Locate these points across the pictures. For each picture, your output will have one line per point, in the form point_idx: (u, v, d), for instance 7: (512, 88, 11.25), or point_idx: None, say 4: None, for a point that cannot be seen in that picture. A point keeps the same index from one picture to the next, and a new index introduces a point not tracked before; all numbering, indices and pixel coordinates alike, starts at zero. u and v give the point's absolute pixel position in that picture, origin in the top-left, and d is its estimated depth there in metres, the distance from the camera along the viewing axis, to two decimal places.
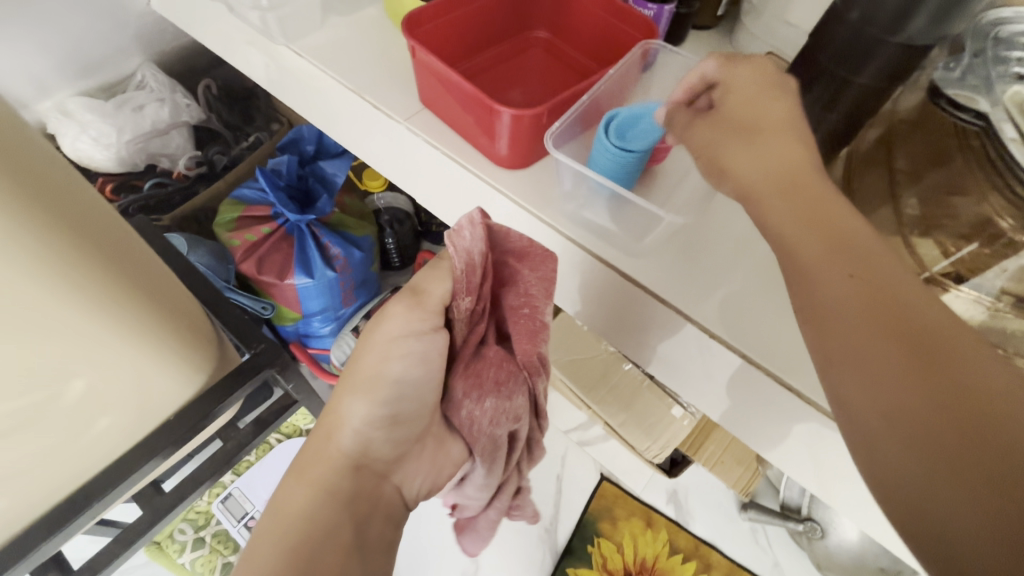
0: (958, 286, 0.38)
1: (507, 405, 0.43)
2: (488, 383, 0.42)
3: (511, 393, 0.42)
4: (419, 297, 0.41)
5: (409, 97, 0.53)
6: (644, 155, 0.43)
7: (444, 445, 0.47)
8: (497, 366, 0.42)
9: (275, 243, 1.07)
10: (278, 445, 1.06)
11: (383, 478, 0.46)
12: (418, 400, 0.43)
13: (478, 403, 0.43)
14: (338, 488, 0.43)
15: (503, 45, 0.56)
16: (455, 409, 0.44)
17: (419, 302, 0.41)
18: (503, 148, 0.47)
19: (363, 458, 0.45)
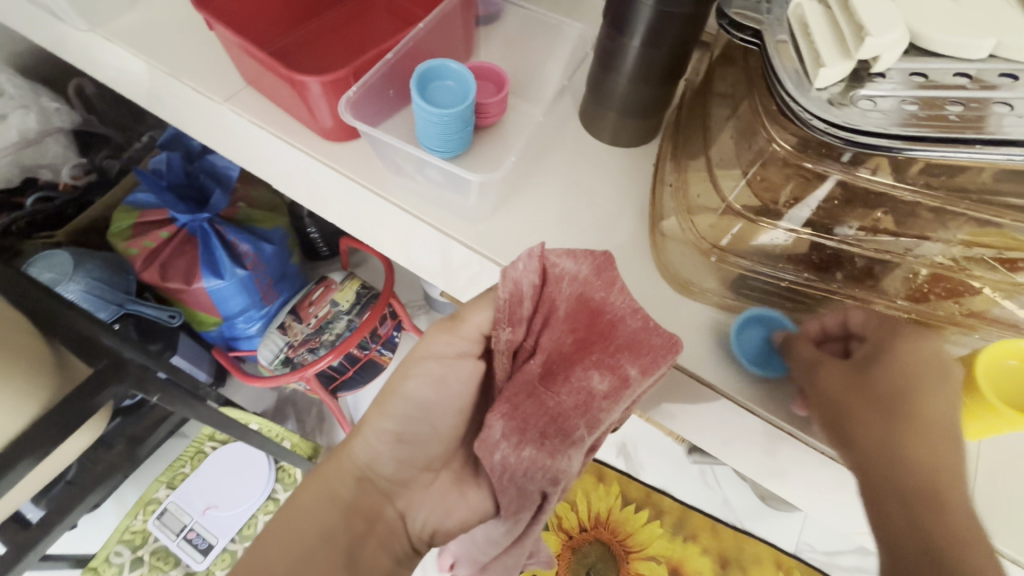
0: (764, 218, 0.37)
1: (544, 464, 0.36)
2: (534, 430, 0.37)
3: (554, 451, 0.36)
4: (456, 321, 0.40)
5: (231, 76, 0.48)
6: (467, 112, 0.40)
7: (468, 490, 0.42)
8: (551, 416, 0.37)
9: (177, 246, 1.01)
10: (213, 452, 1.04)
11: (387, 500, 0.40)
12: (431, 422, 0.40)
13: (515, 450, 0.36)
14: (342, 492, 0.39)
15: (335, 8, 0.52)
16: (485, 449, 0.37)
17: (454, 326, 0.40)
18: (326, 120, 0.43)
19: (369, 468, 0.40)
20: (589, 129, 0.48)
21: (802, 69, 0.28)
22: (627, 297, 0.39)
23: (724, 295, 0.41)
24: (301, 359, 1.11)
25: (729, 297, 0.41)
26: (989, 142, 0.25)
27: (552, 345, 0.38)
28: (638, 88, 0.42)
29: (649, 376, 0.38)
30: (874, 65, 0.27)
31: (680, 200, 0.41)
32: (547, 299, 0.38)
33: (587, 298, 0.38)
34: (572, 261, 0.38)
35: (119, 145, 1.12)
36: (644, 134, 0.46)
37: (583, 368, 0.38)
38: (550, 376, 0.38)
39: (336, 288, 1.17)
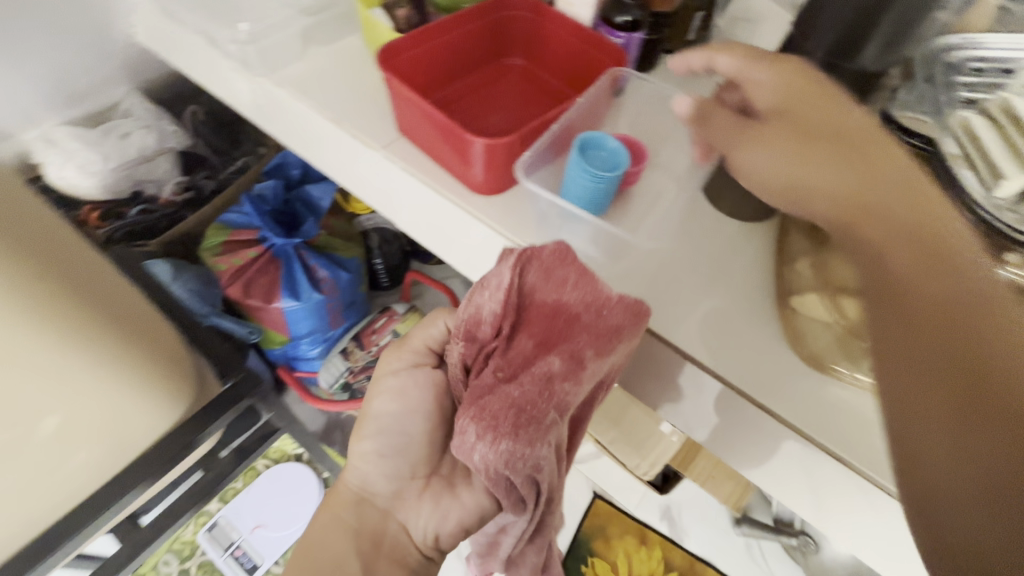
0: None
1: (525, 454, 0.39)
2: (505, 424, 0.38)
3: (531, 440, 0.39)
4: (407, 340, 0.55)
5: (386, 125, 0.54)
6: (618, 179, 0.43)
7: (455, 491, 0.54)
8: (517, 407, 0.39)
9: (261, 266, 1.06)
10: (265, 471, 1.04)
11: (387, 517, 0.55)
12: (405, 432, 0.53)
13: (491, 445, 0.38)
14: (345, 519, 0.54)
15: (480, 72, 0.59)
16: (463, 451, 0.40)
17: (415, 345, 0.54)
18: (477, 173, 0.47)
19: (365, 493, 0.55)
20: (710, 197, 0.51)
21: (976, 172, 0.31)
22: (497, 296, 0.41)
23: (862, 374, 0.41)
24: (360, 385, 1.17)
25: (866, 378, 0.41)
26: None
27: (516, 344, 0.41)
28: None
29: (603, 356, 0.41)
30: None
31: (822, 279, 0.43)
32: (500, 307, 0.41)
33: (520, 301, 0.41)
34: (537, 278, 0.42)
35: (214, 166, 1.19)
36: (765, 210, 0.49)
37: (541, 356, 0.40)
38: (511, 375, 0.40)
39: (398, 319, 1.22)
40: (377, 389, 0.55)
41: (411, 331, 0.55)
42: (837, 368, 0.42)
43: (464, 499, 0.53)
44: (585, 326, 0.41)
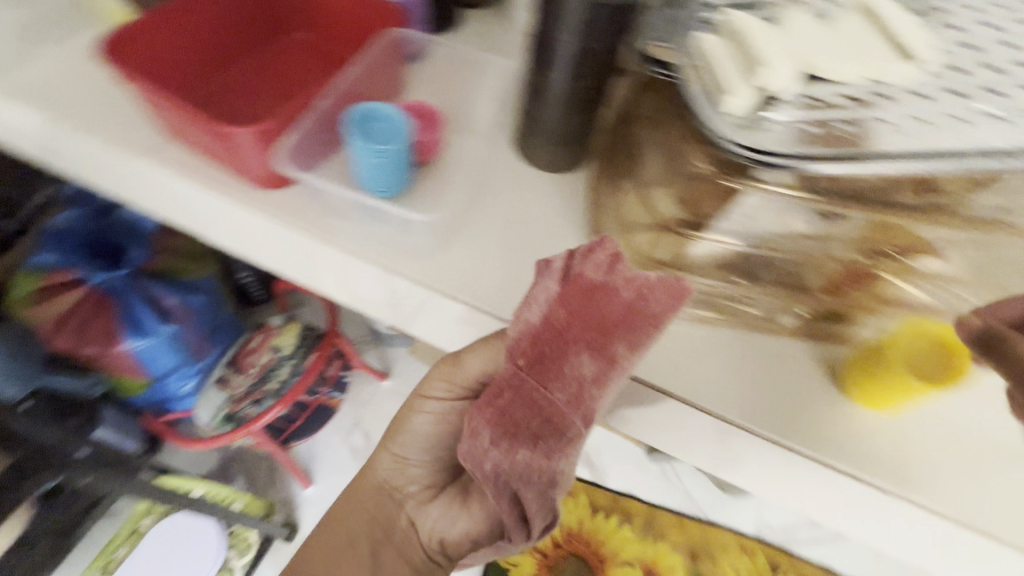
0: (704, 235, 0.38)
1: (541, 467, 0.32)
2: (524, 432, 0.32)
3: (548, 451, 0.31)
4: (457, 365, 0.41)
5: (148, 129, 0.46)
6: (404, 150, 0.40)
7: (467, 501, 0.48)
8: (541, 413, 0.32)
9: (89, 309, 0.91)
10: (151, 529, 0.97)
11: (399, 509, 0.54)
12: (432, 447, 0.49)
13: (505, 454, 0.33)
14: (366, 508, 0.55)
15: (258, 52, 0.52)
16: (476, 458, 0.34)
17: (451, 368, 0.42)
18: (254, 168, 0.42)
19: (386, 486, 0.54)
20: (522, 155, 0.49)
21: (712, 93, 0.31)
22: (548, 281, 0.34)
23: None
24: (244, 413, 1.04)
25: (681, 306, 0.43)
26: (882, 155, 0.29)
27: (544, 332, 0.32)
28: (567, 118, 0.44)
29: (639, 351, 0.31)
30: (776, 96, 0.30)
31: (618, 221, 0.43)
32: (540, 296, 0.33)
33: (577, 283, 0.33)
34: (580, 260, 0.34)
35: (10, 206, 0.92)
36: (576, 158, 0.48)
37: (573, 352, 0.31)
38: (537, 369, 0.32)
39: (276, 333, 1.13)
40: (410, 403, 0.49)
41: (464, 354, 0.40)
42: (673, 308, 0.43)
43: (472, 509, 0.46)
44: (630, 318, 0.31)
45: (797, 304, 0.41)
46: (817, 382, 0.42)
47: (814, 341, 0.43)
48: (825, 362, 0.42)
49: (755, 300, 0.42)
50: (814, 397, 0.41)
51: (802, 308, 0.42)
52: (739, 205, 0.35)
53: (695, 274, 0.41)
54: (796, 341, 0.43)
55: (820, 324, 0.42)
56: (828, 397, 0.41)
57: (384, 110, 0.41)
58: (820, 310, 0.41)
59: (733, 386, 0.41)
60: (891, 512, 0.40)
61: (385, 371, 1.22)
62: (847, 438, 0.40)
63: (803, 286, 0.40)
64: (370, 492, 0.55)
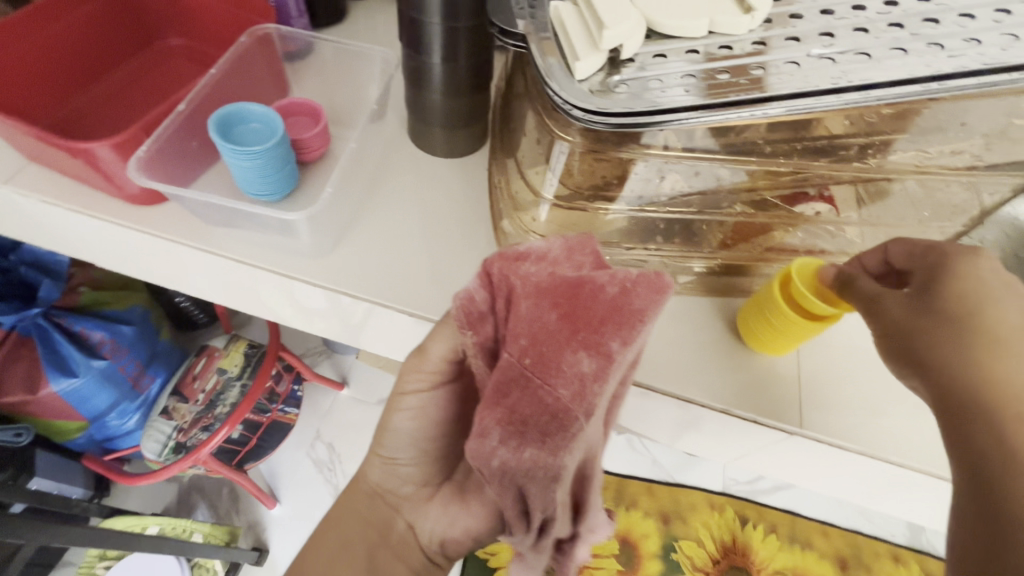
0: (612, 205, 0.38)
1: (547, 465, 0.27)
2: (533, 430, 0.27)
3: (554, 451, 0.27)
4: (422, 355, 0.36)
5: (9, 156, 0.43)
6: (282, 148, 0.39)
7: (467, 497, 0.42)
8: (548, 410, 0.27)
9: (8, 353, 0.87)
10: (107, 573, 0.93)
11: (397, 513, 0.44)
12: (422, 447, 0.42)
13: (513, 452, 0.27)
14: (357, 511, 0.44)
15: (129, 64, 0.50)
16: (478, 457, 0.28)
17: (420, 360, 0.36)
18: (125, 186, 0.40)
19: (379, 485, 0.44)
20: (420, 145, 0.48)
21: (564, 64, 0.30)
22: (529, 267, 0.29)
23: None
24: (195, 441, 1.00)
25: None
26: (771, 98, 0.28)
27: (530, 324, 0.28)
28: (453, 102, 0.44)
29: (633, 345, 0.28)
30: (621, 54, 0.30)
31: (508, 202, 0.42)
32: (506, 283, 0.29)
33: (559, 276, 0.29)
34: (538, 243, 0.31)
35: None
36: (472, 141, 0.48)
37: (572, 348, 0.28)
38: (539, 365, 0.28)
39: (219, 355, 1.08)
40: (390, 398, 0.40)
41: (425, 342, 0.35)
42: None
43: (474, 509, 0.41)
44: (620, 315, 0.28)
45: (692, 259, 0.42)
46: (719, 337, 0.43)
47: (714, 296, 0.44)
48: (727, 315, 0.43)
49: (649, 263, 0.42)
50: (717, 351, 0.42)
51: (699, 263, 0.43)
52: (627, 173, 0.36)
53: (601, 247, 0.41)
54: (700, 298, 0.44)
55: (716, 279, 0.43)
56: (733, 348, 0.42)
57: (252, 110, 0.39)
58: (714, 263, 0.43)
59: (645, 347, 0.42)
60: (802, 449, 0.42)
61: (341, 380, 1.19)
62: (752, 386, 0.41)
63: (693, 241, 0.41)
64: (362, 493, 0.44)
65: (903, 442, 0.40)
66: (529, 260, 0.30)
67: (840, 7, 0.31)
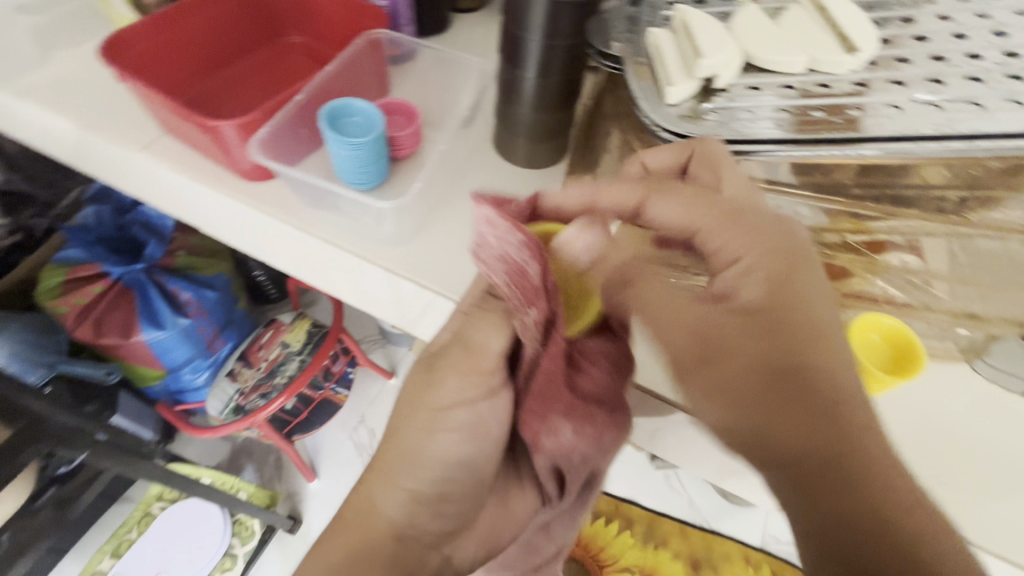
0: None
1: (591, 432, 0.37)
2: (563, 406, 0.36)
3: (586, 417, 0.36)
4: (476, 353, 0.37)
5: (147, 126, 0.49)
6: (378, 141, 0.42)
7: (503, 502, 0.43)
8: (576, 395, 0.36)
9: (110, 302, 0.96)
10: (162, 513, 1.01)
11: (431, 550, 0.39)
12: (468, 469, 0.40)
13: (558, 436, 0.37)
14: (379, 552, 0.37)
15: (254, 57, 0.55)
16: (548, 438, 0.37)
17: (474, 358, 0.38)
18: (243, 163, 0.45)
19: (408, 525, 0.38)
20: (503, 155, 0.51)
21: (657, 89, 0.32)
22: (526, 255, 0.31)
23: None
24: (253, 406, 1.06)
25: None
26: (867, 139, 0.28)
27: (552, 328, 0.33)
28: (540, 115, 0.46)
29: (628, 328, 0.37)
30: (715, 83, 0.31)
31: None
32: (523, 273, 0.32)
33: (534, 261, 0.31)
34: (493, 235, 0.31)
35: (42, 205, 1.01)
36: (553, 155, 0.49)
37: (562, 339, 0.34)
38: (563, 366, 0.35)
39: (285, 329, 1.15)
40: (433, 420, 0.39)
41: (480, 338, 0.37)
42: None
43: (517, 509, 0.43)
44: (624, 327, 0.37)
45: None
46: None
47: None
48: None
49: None
50: None
51: None
52: None
53: None
54: None
55: None
56: None
57: (355, 104, 0.43)
58: None
59: None
60: None
61: (392, 371, 1.24)
62: None
63: None
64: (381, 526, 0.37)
65: (996, 524, 0.35)
66: (603, 261, 0.34)
67: (954, 54, 0.30)
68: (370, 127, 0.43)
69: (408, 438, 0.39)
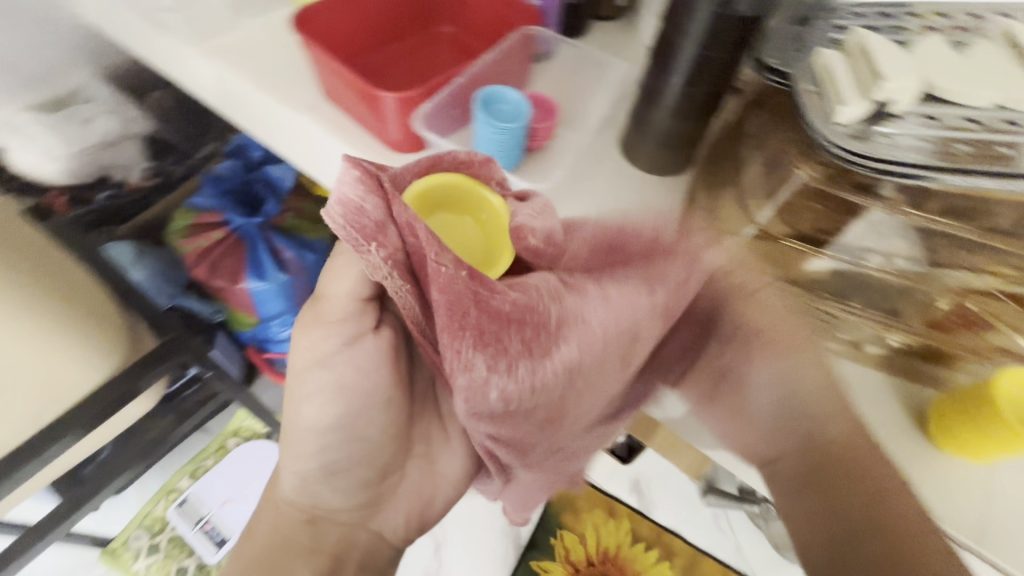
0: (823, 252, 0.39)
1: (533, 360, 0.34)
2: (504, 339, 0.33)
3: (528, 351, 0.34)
4: (327, 300, 0.43)
5: (311, 92, 0.55)
6: (521, 130, 0.45)
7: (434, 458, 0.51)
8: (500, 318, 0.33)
9: (226, 248, 1.06)
10: (236, 448, 1.07)
11: (357, 527, 0.49)
12: (359, 436, 0.46)
13: (509, 374, 0.33)
14: (299, 542, 0.47)
15: (408, 40, 0.60)
16: (474, 387, 0.32)
17: (321, 309, 0.43)
18: (394, 134, 0.49)
19: (315, 510, 0.48)
20: (626, 157, 0.51)
21: (824, 108, 0.32)
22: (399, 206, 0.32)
23: None
24: None
25: None
26: (1011, 176, 0.29)
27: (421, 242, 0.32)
28: (676, 123, 0.46)
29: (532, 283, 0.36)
30: (890, 108, 0.31)
31: None
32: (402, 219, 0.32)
33: (373, 203, 0.32)
34: (344, 187, 0.32)
35: (182, 154, 1.13)
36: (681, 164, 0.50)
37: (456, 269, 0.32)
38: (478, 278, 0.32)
39: None
40: (302, 387, 0.45)
41: (327, 285, 0.42)
42: None
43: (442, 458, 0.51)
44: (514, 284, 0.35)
45: (891, 334, 0.41)
46: (900, 422, 0.41)
47: (900, 379, 0.42)
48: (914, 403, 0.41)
49: (843, 321, 0.42)
50: (898, 435, 0.40)
51: (895, 338, 0.41)
52: (859, 224, 0.37)
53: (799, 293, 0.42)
54: (882, 376, 0.42)
55: (907, 361, 0.42)
56: (911, 438, 0.40)
57: (507, 94, 0.46)
58: (911, 344, 0.41)
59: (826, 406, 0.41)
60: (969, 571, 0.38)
61: None
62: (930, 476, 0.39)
63: (896, 314, 0.40)
64: (289, 513, 0.48)
65: None
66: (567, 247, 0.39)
67: None
68: (517, 116, 0.45)
69: (293, 428, 0.46)
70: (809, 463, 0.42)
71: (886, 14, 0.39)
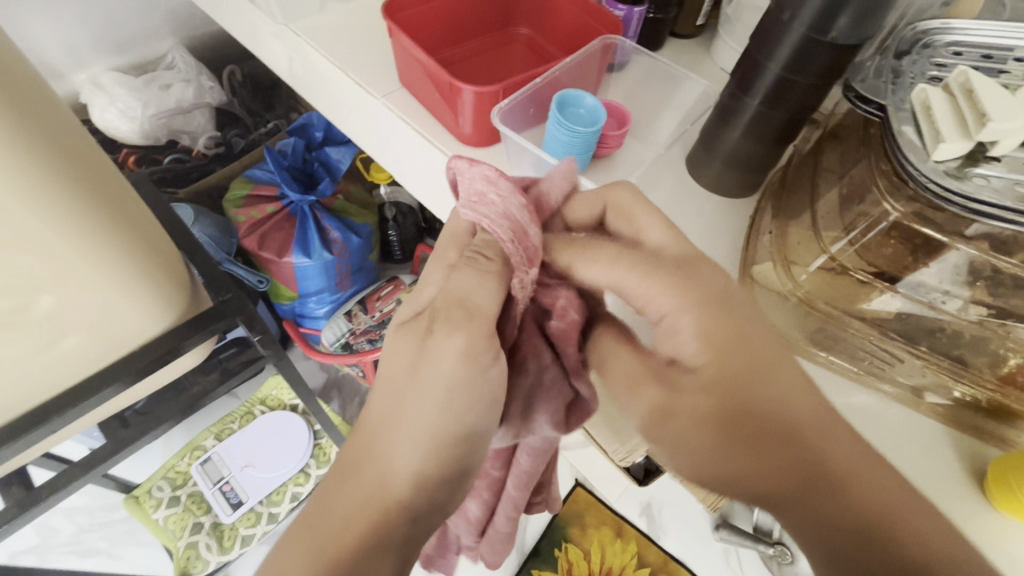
0: (891, 286, 0.39)
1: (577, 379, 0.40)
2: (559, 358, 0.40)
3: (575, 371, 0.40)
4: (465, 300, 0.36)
5: (389, 78, 0.57)
6: (594, 136, 0.45)
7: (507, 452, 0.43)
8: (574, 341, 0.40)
9: (278, 222, 1.09)
10: (262, 415, 1.10)
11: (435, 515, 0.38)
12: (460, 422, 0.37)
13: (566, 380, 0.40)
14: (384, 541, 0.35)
15: (485, 38, 0.61)
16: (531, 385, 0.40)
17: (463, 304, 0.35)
18: (466, 127, 0.50)
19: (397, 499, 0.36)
20: (693, 174, 0.51)
21: (921, 144, 0.31)
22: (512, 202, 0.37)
23: (828, 354, 0.43)
24: (360, 347, 1.17)
25: (833, 358, 0.43)
26: None
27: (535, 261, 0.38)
28: (750, 144, 0.46)
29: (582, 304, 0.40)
30: (991, 149, 0.30)
31: (778, 250, 0.44)
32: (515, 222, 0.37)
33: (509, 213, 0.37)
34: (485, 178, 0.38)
35: (247, 127, 1.18)
36: (748, 187, 0.49)
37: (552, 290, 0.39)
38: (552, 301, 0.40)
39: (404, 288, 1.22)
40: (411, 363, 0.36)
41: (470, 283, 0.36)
42: (815, 351, 0.43)
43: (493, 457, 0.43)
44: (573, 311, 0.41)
45: (954, 385, 0.40)
46: (955, 474, 0.39)
47: (958, 431, 0.40)
48: (969, 457, 0.40)
49: (903, 364, 0.41)
50: (954, 487, 0.38)
51: (957, 390, 0.40)
52: (935, 265, 0.36)
53: (863, 329, 0.41)
54: (939, 425, 0.41)
55: (967, 415, 0.40)
56: (966, 492, 0.38)
57: (585, 99, 0.47)
58: (976, 398, 0.39)
59: (877, 452, 0.40)
60: None
61: None
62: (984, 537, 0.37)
63: (963, 362, 0.39)
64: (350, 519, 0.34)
65: None
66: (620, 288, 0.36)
67: None
68: (592, 121, 0.46)
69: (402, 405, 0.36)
70: (744, 458, 0.31)
71: (989, 56, 0.38)
